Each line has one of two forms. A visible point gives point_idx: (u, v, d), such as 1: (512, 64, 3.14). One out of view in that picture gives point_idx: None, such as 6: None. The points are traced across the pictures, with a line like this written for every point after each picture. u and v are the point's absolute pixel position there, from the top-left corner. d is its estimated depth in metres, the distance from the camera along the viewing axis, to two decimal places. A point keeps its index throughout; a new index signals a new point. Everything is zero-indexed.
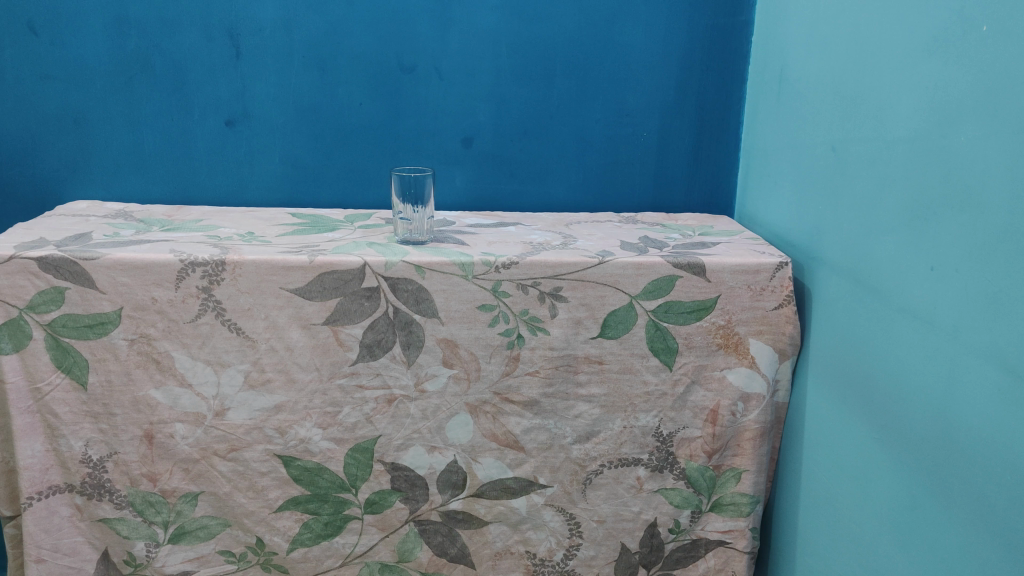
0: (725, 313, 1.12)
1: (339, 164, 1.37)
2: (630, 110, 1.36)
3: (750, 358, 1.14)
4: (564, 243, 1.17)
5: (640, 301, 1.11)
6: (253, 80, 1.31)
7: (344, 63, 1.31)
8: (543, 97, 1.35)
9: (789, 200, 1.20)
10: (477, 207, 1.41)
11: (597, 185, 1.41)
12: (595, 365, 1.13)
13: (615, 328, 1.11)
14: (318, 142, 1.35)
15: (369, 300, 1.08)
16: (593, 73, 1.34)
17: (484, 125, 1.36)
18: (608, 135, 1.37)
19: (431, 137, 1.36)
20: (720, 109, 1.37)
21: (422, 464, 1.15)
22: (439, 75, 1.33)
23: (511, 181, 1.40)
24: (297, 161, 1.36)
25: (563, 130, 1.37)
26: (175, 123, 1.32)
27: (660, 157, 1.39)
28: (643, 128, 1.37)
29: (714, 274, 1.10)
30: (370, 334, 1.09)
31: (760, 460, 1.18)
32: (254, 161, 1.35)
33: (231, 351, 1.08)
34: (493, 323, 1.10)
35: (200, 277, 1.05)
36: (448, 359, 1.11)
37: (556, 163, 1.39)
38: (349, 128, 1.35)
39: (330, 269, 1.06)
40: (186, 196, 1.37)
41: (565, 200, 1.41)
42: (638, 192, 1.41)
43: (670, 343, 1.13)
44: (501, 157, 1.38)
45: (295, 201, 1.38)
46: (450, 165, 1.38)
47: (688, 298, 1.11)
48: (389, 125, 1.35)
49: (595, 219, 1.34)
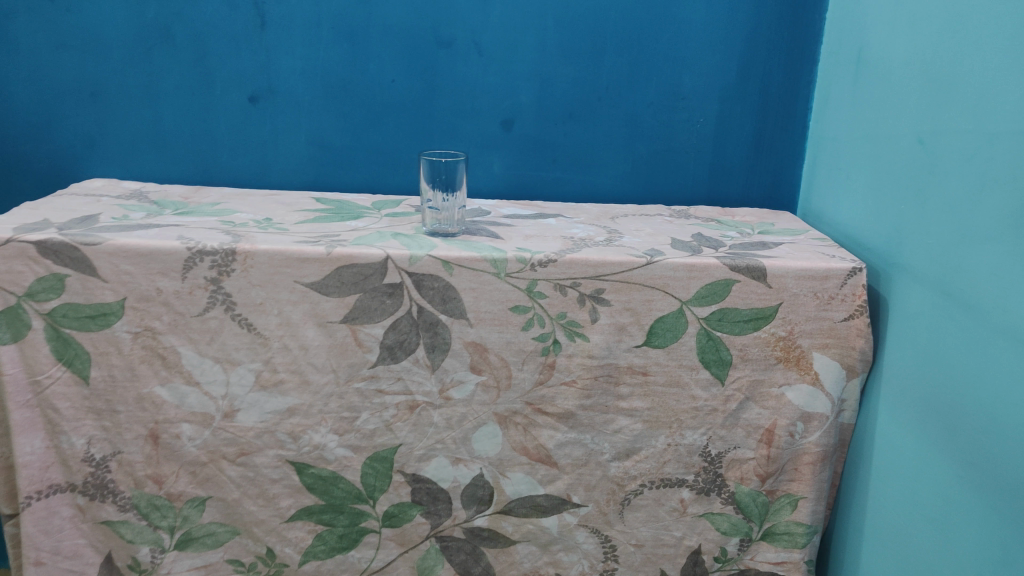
0: (786, 323, 1.00)
1: (368, 145, 1.27)
2: (688, 93, 1.24)
3: (813, 374, 1.02)
4: (608, 239, 1.06)
5: (691, 307, 0.99)
6: (278, 53, 1.21)
7: (377, 36, 1.21)
8: (591, 77, 1.23)
9: (864, 197, 1.07)
10: (515, 195, 1.30)
11: (648, 174, 1.29)
12: (639, 376, 1.02)
13: (663, 337, 1.00)
14: (347, 122, 1.26)
15: (391, 297, 0.98)
16: (648, 51, 1.22)
17: (526, 106, 1.25)
18: (661, 121, 1.25)
19: (468, 118, 1.26)
20: (787, 94, 1.24)
21: (445, 477, 1.06)
22: (479, 51, 1.22)
23: (553, 168, 1.29)
24: (325, 141, 1.27)
25: (612, 114, 1.25)
26: (195, 99, 1.24)
27: (718, 146, 1.27)
28: (701, 114, 1.25)
29: (776, 279, 0.98)
30: (391, 335, 0.99)
31: (820, 488, 1.06)
32: (279, 140, 1.26)
33: (242, 349, 0.99)
34: (527, 327, 0.99)
35: (209, 267, 0.96)
36: (476, 364, 1.01)
37: (604, 150, 1.27)
38: (380, 107, 1.25)
39: (349, 263, 0.97)
40: (206, 177, 1.28)
41: (613, 190, 1.30)
42: (692, 183, 1.29)
43: (723, 356, 1.01)
44: (543, 141, 1.27)
45: (322, 184, 1.29)
46: (487, 149, 1.28)
47: (746, 305, 0.99)
48: (423, 105, 1.25)
49: (644, 211, 1.22)
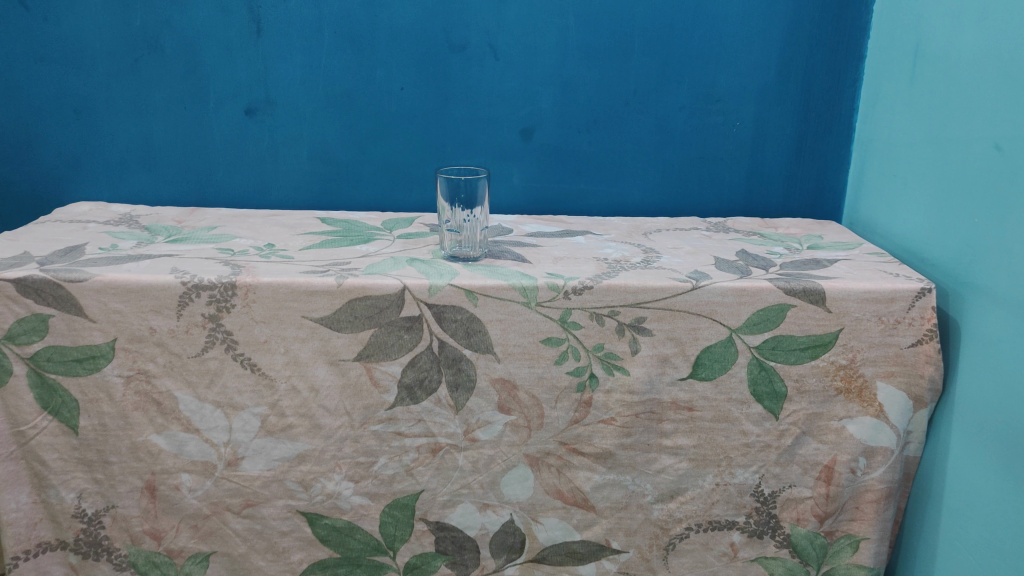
0: (848, 350, 0.90)
1: (376, 159, 1.17)
2: (722, 95, 1.14)
3: (877, 405, 0.92)
4: (646, 260, 0.96)
5: (742, 335, 0.89)
6: (276, 61, 1.11)
7: (384, 41, 1.11)
8: (617, 80, 1.13)
9: (926, 207, 0.97)
10: (536, 209, 1.21)
11: (679, 184, 1.19)
12: (684, 412, 0.92)
13: (710, 368, 0.90)
14: (353, 134, 1.16)
15: (409, 331, 0.88)
16: (678, 50, 1.12)
17: (547, 113, 1.15)
18: (693, 126, 1.15)
19: (484, 128, 1.16)
20: (831, 93, 1.14)
21: (472, 524, 0.96)
22: (495, 55, 1.12)
23: (577, 179, 1.19)
24: (329, 155, 1.17)
25: (641, 120, 1.15)
26: (187, 113, 1.14)
27: (756, 151, 1.17)
28: (737, 117, 1.15)
29: (836, 302, 0.89)
30: (410, 373, 0.90)
31: (884, 527, 0.96)
32: (280, 156, 1.17)
33: (245, 392, 0.89)
34: (561, 361, 0.90)
35: (207, 303, 0.86)
36: (505, 403, 0.91)
37: (632, 159, 1.18)
38: (389, 117, 1.15)
39: (362, 295, 0.87)
40: (202, 198, 1.19)
41: (642, 202, 1.20)
42: (728, 193, 1.19)
43: (777, 388, 0.91)
44: (566, 150, 1.17)
45: (327, 202, 1.19)
46: (506, 160, 1.18)
47: (802, 332, 0.89)
48: (435, 114, 1.15)
49: (678, 225, 1.13)
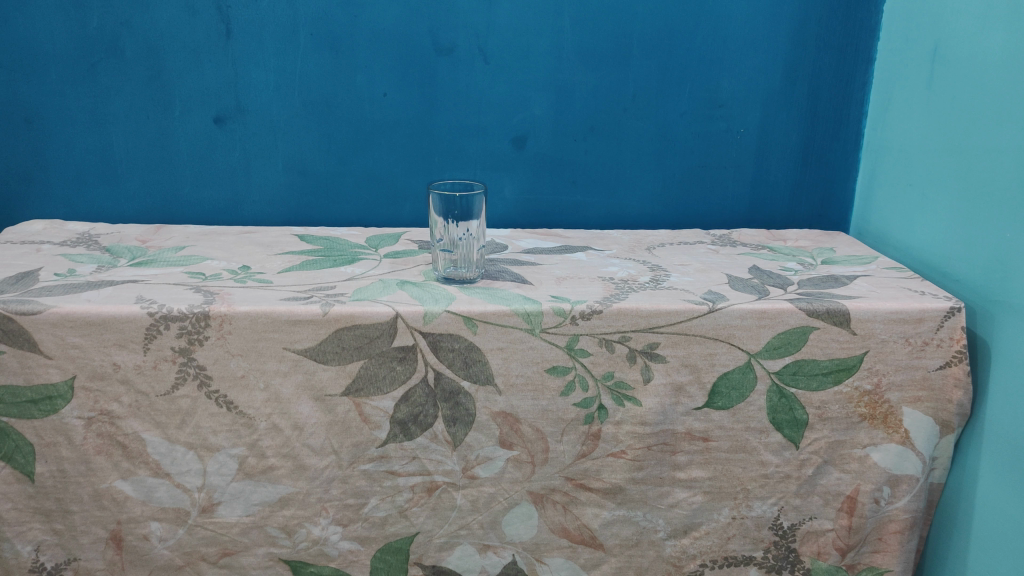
0: (873, 375, 0.84)
1: (358, 170, 1.09)
2: (726, 100, 1.08)
3: (903, 432, 0.86)
4: (654, 279, 0.89)
5: (762, 360, 0.83)
6: (248, 66, 1.03)
7: (365, 43, 1.03)
8: (615, 85, 1.07)
9: (948, 219, 0.92)
10: (530, 222, 1.14)
11: (680, 194, 1.13)
12: (699, 442, 0.86)
13: (727, 396, 0.84)
14: (332, 144, 1.08)
15: (402, 363, 0.81)
16: (679, 53, 1.05)
17: (541, 120, 1.08)
18: (695, 133, 1.09)
19: (474, 137, 1.08)
20: (839, 98, 1.08)
21: (471, 567, 0.89)
22: (485, 58, 1.05)
23: (573, 190, 1.12)
24: (306, 167, 1.09)
25: (640, 126, 1.09)
26: (151, 122, 1.05)
27: (761, 159, 1.11)
28: (741, 124, 1.09)
29: (861, 324, 0.83)
30: (404, 408, 0.82)
31: (909, 559, 0.91)
32: (253, 168, 1.08)
33: (221, 432, 0.81)
34: (567, 392, 0.83)
35: (177, 336, 0.77)
36: (507, 438, 0.84)
37: (630, 168, 1.11)
38: (371, 126, 1.07)
39: (350, 324, 0.79)
40: (168, 214, 1.10)
41: (641, 213, 1.13)
42: (731, 203, 1.13)
43: (798, 416, 0.85)
44: (561, 160, 1.10)
45: (305, 217, 1.11)
46: (497, 171, 1.10)
47: (825, 356, 0.84)
48: (421, 122, 1.07)
49: (681, 239, 1.06)
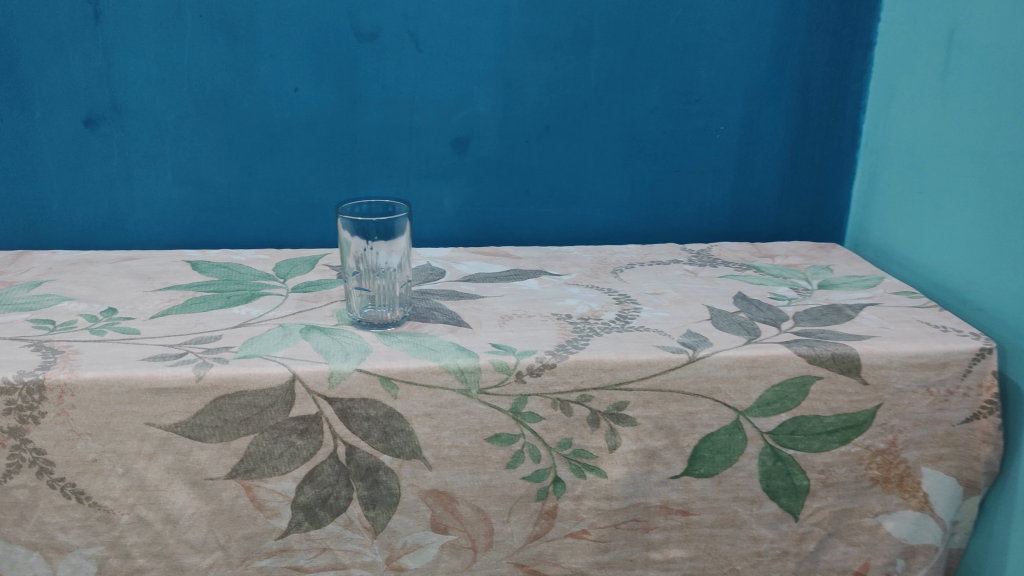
0: (887, 432, 0.69)
1: (268, 181, 0.91)
2: (702, 92, 0.91)
3: (921, 496, 0.71)
4: (622, 316, 0.73)
5: (753, 418, 0.67)
6: (124, 56, 0.84)
7: (269, 28, 0.85)
8: (572, 77, 0.90)
9: (970, 236, 0.76)
10: (475, 238, 0.97)
11: (650, 203, 0.96)
12: (678, 517, 0.70)
13: (711, 462, 0.68)
14: (235, 150, 0.89)
15: (303, 436, 0.63)
16: (648, 37, 0.89)
17: (485, 119, 0.91)
18: (666, 132, 0.93)
19: (406, 140, 0.91)
20: (833, 89, 0.93)
21: None
22: (416, 45, 0.87)
23: (525, 201, 0.95)
24: (203, 178, 0.90)
25: (603, 125, 0.92)
26: (5, 125, 0.86)
27: (743, 161, 0.95)
28: (719, 121, 0.93)
29: (874, 372, 0.67)
30: (308, 490, 0.65)
31: None
32: (136, 180, 0.90)
33: (72, 529, 0.63)
34: (514, 463, 0.66)
35: (3, 413, 0.59)
36: (440, 521, 0.68)
37: (592, 174, 0.94)
38: (281, 129, 0.89)
39: (233, 391, 0.61)
40: (35, 237, 0.91)
41: (606, 226, 0.97)
42: (708, 212, 0.97)
43: (798, 482, 0.70)
44: (510, 165, 0.93)
45: (205, 237, 0.93)
46: (434, 179, 0.93)
47: (830, 411, 0.68)
48: (340, 122, 0.90)
49: (652, 258, 0.90)
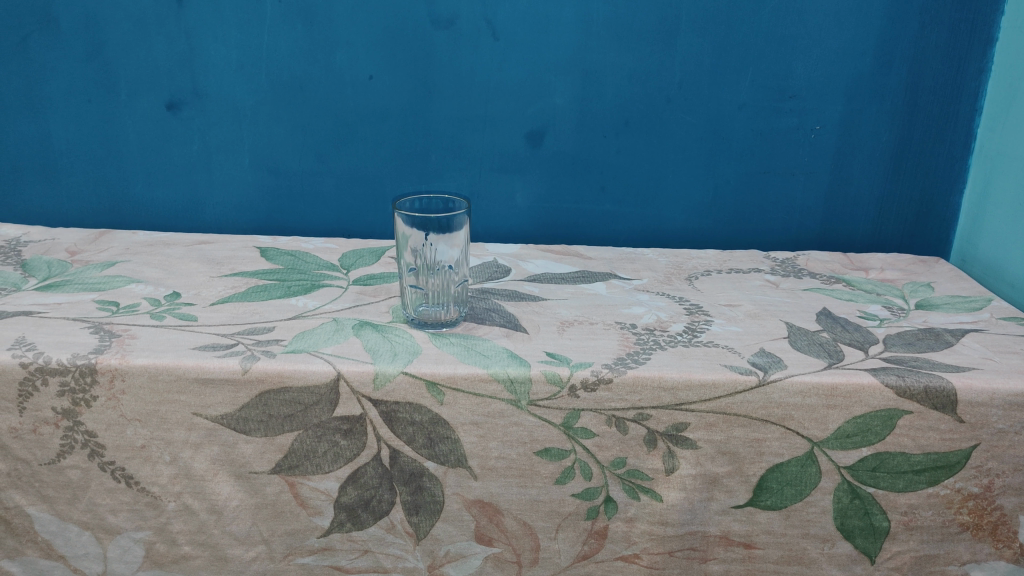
0: (982, 475, 0.62)
1: (339, 169, 0.90)
2: (797, 88, 0.85)
3: (1018, 548, 0.64)
4: (690, 329, 0.68)
5: (829, 450, 0.62)
6: (204, 41, 0.84)
7: (345, 14, 0.83)
8: (656, 69, 0.84)
9: None
10: (547, 235, 0.93)
11: (735, 205, 0.90)
12: (738, 550, 0.65)
13: (779, 494, 0.63)
14: (308, 137, 0.89)
15: (347, 437, 0.62)
16: (741, 28, 0.82)
17: (562, 112, 0.87)
18: (756, 130, 0.87)
19: (479, 132, 0.88)
20: (947, 89, 0.84)
21: None
22: (493, 33, 0.83)
23: (601, 198, 0.91)
24: (277, 164, 0.90)
25: (687, 121, 0.86)
26: (92, 106, 0.88)
27: (839, 165, 0.88)
28: (815, 119, 0.86)
29: (971, 410, 0.60)
30: (351, 491, 0.63)
31: None
32: (213, 164, 0.90)
33: (122, 512, 0.64)
34: (564, 479, 0.63)
35: (58, 394, 0.60)
36: (485, 532, 0.65)
37: (673, 173, 0.89)
38: (354, 117, 0.88)
39: (277, 386, 0.60)
40: (117, 216, 0.93)
41: (686, 228, 0.91)
42: (798, 218, 0.90)
43: (877, 523, 0.63)
44: (586, 161, 0.89)
45: (277, 224, 0.93)
46: (507, 173, 0.90)
47: (917, 449, 0.61)
48: (414, 111, 0.87)
49: (732, 265, 0.84)
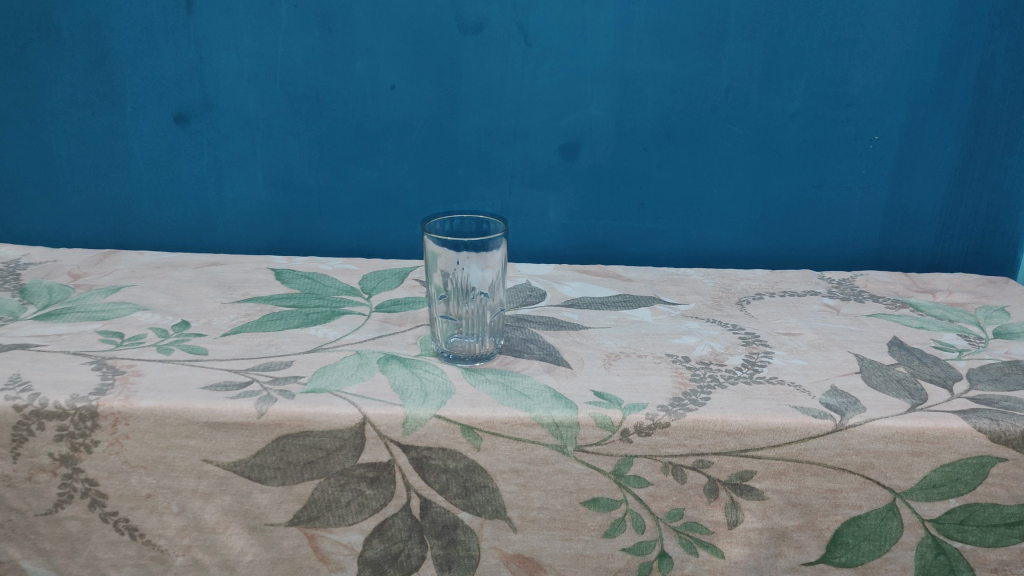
0: None
1: (359, 185, 0.84)
2: (854, 96, 0.78)
3: None
4: (750, 362, 0.62)
5: (913, 502, 0.55)
6: (214, 48, 0.78)
7: (366, 19, 0.77)
8: (701, 76, 0.78)
9: None
10: (581, 254, 0.87)
11: (784, 222, 0.84)
12: None
13: (855, 550, 0.56)
14: (325, 151, 0.82)
15: (373, 486, 0.56)
16: (795, 31, 0.76)
17: (599, 123, 0.80)
18: (809, 141, 0.80)
19: (509, 144, 0.82)
20: (1018, 95, 0.77)
21: None
22: (525, 39, 0.77)
23: (640, 215, 0.84)
24: (292, 180, 0.84)
25: (735, 132, 0.80)
26: (96, 120, 0.82)
27: (899, 178, 0.81)
28: (873, 129, 0.79)
29: None
30: (377, 544, 0.57)
31: None
32: (225, 180, 0.84)
33: (125, 567, 0.58)
34: (614, 533, 0.57)
35: (55, 439, 0.55)
36: None
37: (718, 188, 0.82)
38: (374, 129, 0.81)
39: (296, 431, 0.54)
40: (124, 235, 0.87)
41: (731, 246, 0.85)
42: (853, 235, 0.84)
43: None
44: (624, 175, 0.82)
45: (292, 243, 0.87)
46: (538, 188, 0.83)
47: (1011, 500, 0.55)
48: (439, 123, 0.81)
49: (785, 288, 0.77)
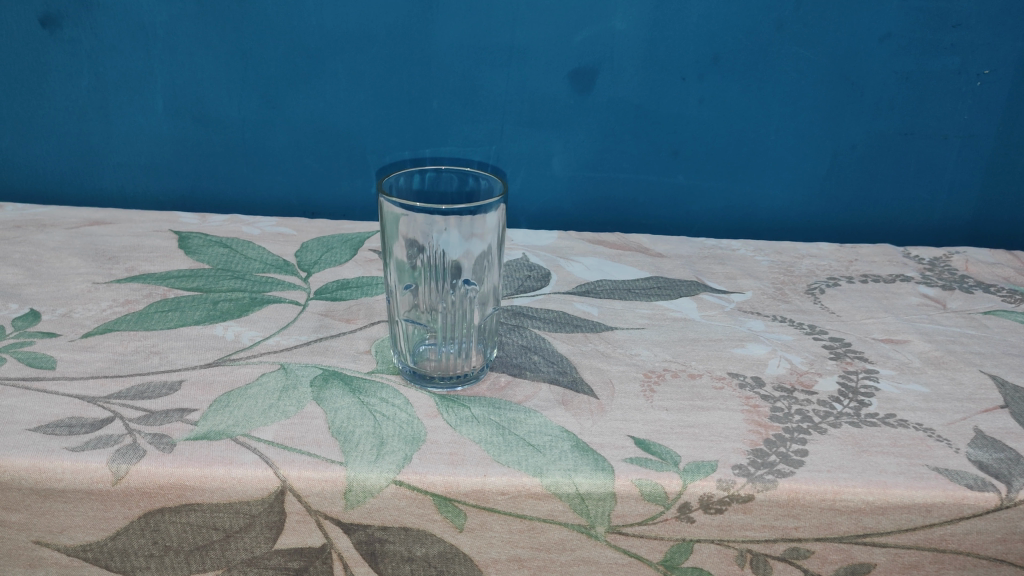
0: None
1: (300, 118, 0.63)
2: (966, 14, 0.58)
3: None
4: (852, 389, 0.43)
5: None
6: None
7: None
8: None
9: None
10: (592, 216, 0.67)
11: (855, 179, 0.65)
12: None
13: None
14: (252, 70, 0.61)
15: None
16: None
17: (623, 41, 0.59)
18: (900, 74, 0.60)
19: (502, 69, 0.61)
20: None
21: None
22: None
23: (672, 167, 0.65)
24: (210, 109, 0.63)
25: (803, 57, 0.60)
26: None
27: (1007, 126, 0.62)
28: (984, 60, 0.60)
29: None
30: None
31: None
32: (118, 108, 0.63)
33: None
34: None
35: None
36: None
37: (775, 132, 0.63)
38: (318, 42, 0.60)
39: (176, 503, 0.35)
40: None
41: (785, 209, 0.66)
42: (940, 197, 0.66)
43: None
44: (653, 113, 0.62)
45: (214, 193, 0.66)
46: (539, 129, 0.63)
47: None
48: (408, 36, 0.60)
49: (864, 270, 0.58)
